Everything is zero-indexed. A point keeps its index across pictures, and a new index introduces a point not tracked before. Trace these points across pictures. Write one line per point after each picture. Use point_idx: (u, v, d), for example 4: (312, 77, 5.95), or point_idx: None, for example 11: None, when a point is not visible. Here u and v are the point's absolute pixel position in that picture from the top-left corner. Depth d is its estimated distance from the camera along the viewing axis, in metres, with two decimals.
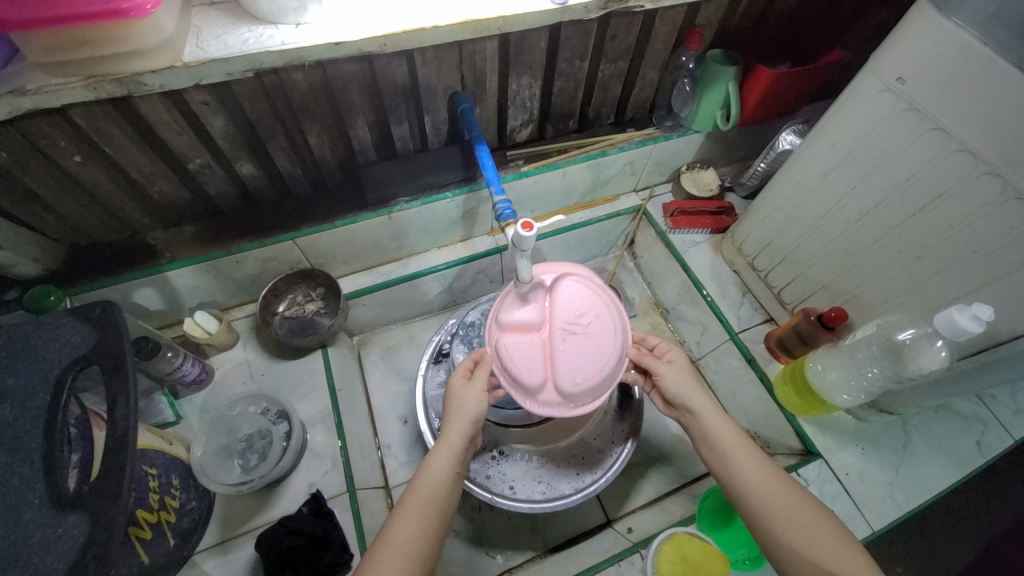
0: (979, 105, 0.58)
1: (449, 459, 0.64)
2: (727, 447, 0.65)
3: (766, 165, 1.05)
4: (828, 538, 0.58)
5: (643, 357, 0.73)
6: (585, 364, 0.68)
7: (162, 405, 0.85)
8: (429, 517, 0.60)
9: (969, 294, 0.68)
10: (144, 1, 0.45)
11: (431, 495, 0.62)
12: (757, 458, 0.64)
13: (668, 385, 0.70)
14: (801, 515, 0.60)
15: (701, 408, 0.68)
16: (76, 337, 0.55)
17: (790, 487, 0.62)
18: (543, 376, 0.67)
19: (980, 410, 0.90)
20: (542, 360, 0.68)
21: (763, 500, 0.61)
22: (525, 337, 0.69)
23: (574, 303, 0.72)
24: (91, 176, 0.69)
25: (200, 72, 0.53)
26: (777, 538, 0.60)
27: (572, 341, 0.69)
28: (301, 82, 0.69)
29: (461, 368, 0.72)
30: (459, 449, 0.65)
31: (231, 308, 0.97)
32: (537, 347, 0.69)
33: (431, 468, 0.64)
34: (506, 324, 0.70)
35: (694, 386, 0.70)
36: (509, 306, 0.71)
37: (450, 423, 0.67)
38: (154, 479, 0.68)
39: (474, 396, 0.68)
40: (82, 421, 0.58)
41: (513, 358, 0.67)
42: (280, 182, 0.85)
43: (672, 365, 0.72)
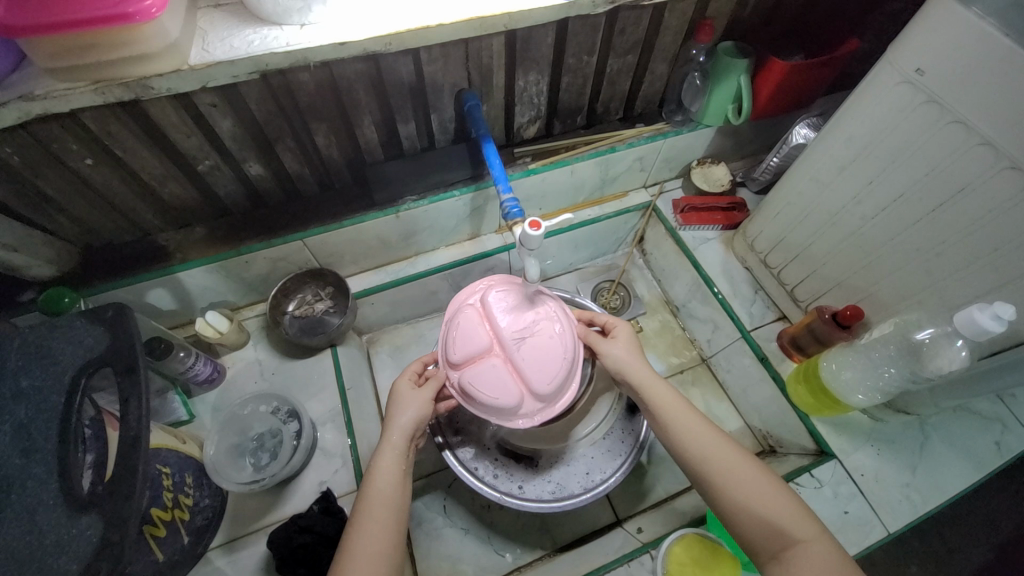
0: (1001, 98, 0.56)
1: (395, 459, 0.65)
2: (667, 413, 0.66)
3: (779, 160, 1.02)
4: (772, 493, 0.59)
5: (588, 336, 0.75)
6: (546, 363, 0.70)
7: (176, 403, 0.86)
8: (389, 518, 0.61)
9: (990, 293, 0.66)
10: (149, 4, 0.45)
11: (384, 496, 0.62)
12: (695, 421, 0.65)
13: (612, 360, 0.72)
14: (745, 472, 0.61)
15: (641, 379, 0.70)
16: (88, 339, 0.56)
17: (730, 444, 0.63)
18: (517, 392, 0.69)
19: (1000, 410, 0.88)
20: (508, 378, 0.69)
21: (705, 461, 0.62)
22: (482, 366, 0.70)
23: (511, 311, 0.73)
24: (102, 179, 0.70)
25: (206, 74, 0.53)
26: (722, 497, 0.60)
27: (524, 349, 0.70)
28: (307, 82, 0.69)
29: (408, 374, 0.75)
30: (404, 449, 0.67)
31: (242, 307, 0.98)
32: (498, 369, 0.70)
33: (378, 472, 0.64)
34: (461, 362, 0.71)
35: (635, 358, 0.72)
36: (455, 344, 0.72)
37: (389, 429, 0.68)
38: (167, 478, 0.69)
39: (416, 402, 0.70)
40: (97, 422, 0.60)
41: (482, 391, 0.69)
42: (288, 182, 0.85)
43: (615, 342, 0.74)
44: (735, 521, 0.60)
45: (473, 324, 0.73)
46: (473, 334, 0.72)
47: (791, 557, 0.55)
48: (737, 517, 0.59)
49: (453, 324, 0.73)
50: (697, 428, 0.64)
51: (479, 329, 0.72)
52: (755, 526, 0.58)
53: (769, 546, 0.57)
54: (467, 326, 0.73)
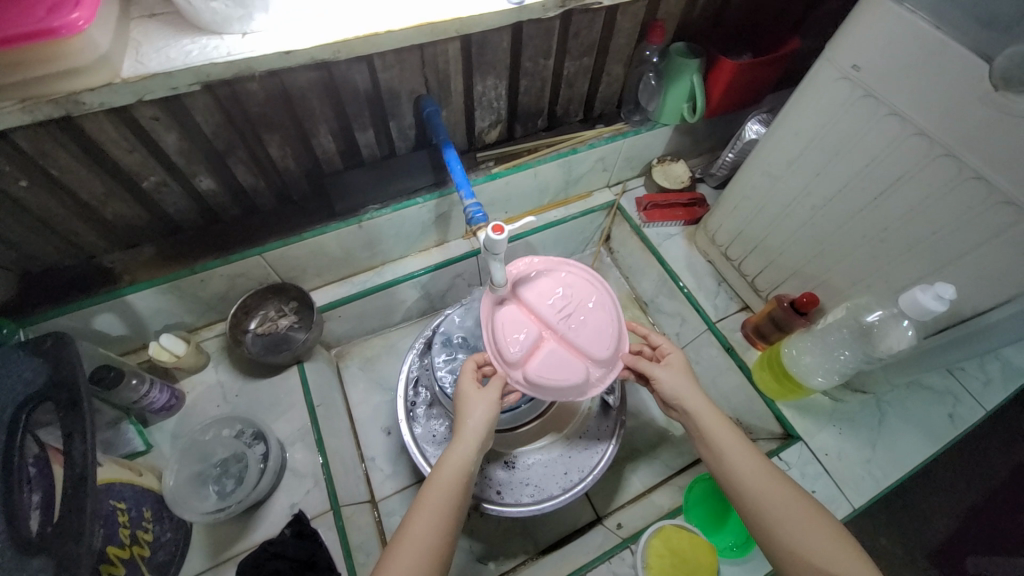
0: (930, 91, 0.60)
1: (466, 459, 0.63)
2: (724, 446, 0.65)
3: (734, 155, 1.06)
4: (829, 538, 0.57)
5: (638, 361, 0.71)
6: (598, 331, 0.71)
7: (131, 434, 0.81)
8: (445, 518, 0.59)
9: (931, 274, 0.70)
10: (76, 17, 0.43)
11: (446, 492, 0.60)
12: (754, 457, 0.64)
13: (666, 387, 0.70)
14: (801, 517, 0.59)
15: (699, 410, 0.68)
16: (27, 373, 0.52)
17: (789, 487, 0.62)
18: (583, 367, 0.69)
19: (950, 384, 0.93)
20: (570, 356, 0.70)
21: (760, 500, 0.61)
22: (541, 354, 0.69)
23: (548, 292, 0.73)
24: (37, 201, 0.65)
25: (142, 87, 0.51)
26: (776, 541, 0.59)
27: (574, 324, 0.71)
28: (256, 92, 0.66)
29: (467, 372, 0.71)
30: (475, 453, 0.64)
31: (200, 328, 0.94)
32: (556, 351, 0.69)
33: (447, 467, 0.62)
34: (518, 359, 0.69)
35: (691, 388, 0.70)
36: (506, 344, 0.69)
37: (463, 425, 0.66)
38: (123, 513, 0.66)
39: (485, 401, 0.67)
40: (40, 460, 0.56)
41: (550, 378, 0.68)
42: (243, 197, 0.82)
43: (669, 368, 0.72)
44: (785, 561, 0.58)
45: (517, 318, 0.71)
46: (519, 326, 0.70)
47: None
48: (791, 565, 0.57)
49: (497, 324, 0.70)
50: (755, 464, 0.63)
51: (523, 321, 0.71)
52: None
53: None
54: (512, 321, 0.71)
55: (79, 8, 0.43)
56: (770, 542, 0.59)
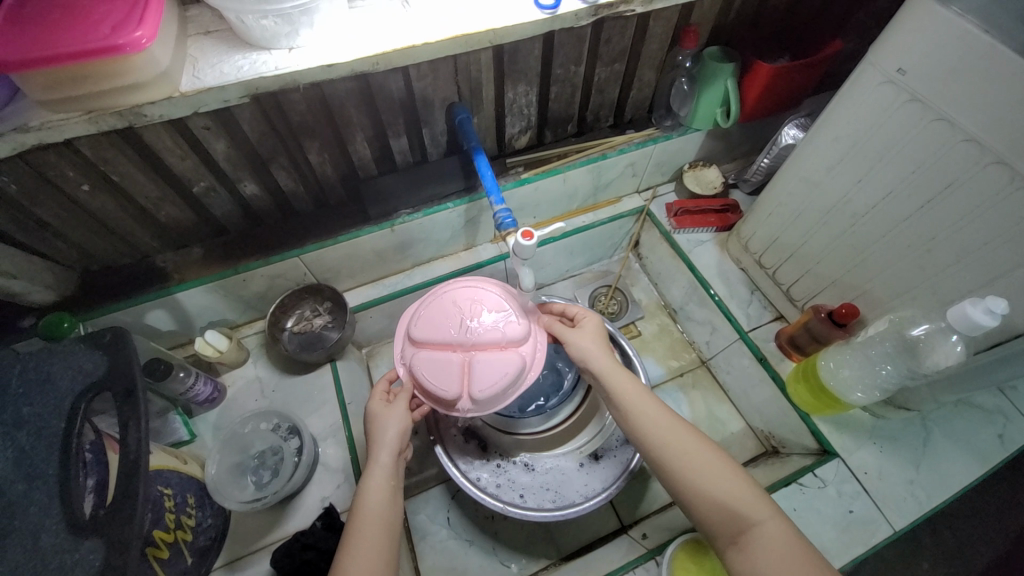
0: (983, 95, 0.57)
1: (385, 476, 0.64)
2: (626, 401, 0.66)
3: (770, 161, 1.03)
4: (726, 475, 0.58)
5: (552, 325, 0.76)
6: (497, 319, 0.74)
7: (177, 424, 0.86)
8: (379, 536, 0.60)
9: (982, 287, 0.66)
10: (139, 36, 0.46)
11: (376, 514, 0.61)
12: (653, 408, 0.65)
13: (575, 351, 0.73)
14: (700, 458, 0.60)
15: (604, 369, 0.70)
16: (88, 364, 0.56)
17: (688, 432, 0.63)
18: (510, 355, 0.71)
19: (1002, 403, 0.88)
20: (493, 354, 0.71)
21: (661, 449, 0.62)
22: (471, 371, 0.70)
23: (445, 317, 0.75)
24: (99, 204, 0.71)
25: (197, 100, 0.54)
26: (679, 486, 0.60)
27: (478, 329, 0.73)
28: (299, 101, 0.70)
29: (379, 393, 0.72)
30: (393, 466, 0.66)
31: (241, 325, 0.98)
32: (480, 358, 0.71)
33: (365, 489, 0.63)
34: (456, 392, 0.70)
35: (596, 349, 0.72)
36: (436, 387, 0.70)
37: (375, 446, 0.67)
38: (169, 499, 0.69)
39: (394, 418, 0.69)
40: (97, 446, 0.60)
41: (490, 383, 0.69)
42: (284, 201, 0.86)
43: (578, 331, 0.74)
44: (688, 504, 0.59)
45: (431, 357, 0.72)
46: (438, 362, 0.72)
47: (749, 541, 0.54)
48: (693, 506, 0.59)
49: (421, 373, 0.71)
50: (653, 414, 0.64)
51: (435, 356, 0.72)
52: (713, 517, 0.57)
53: (726, 533, 0.56)
54: (428, 364, 0.72)
55: (142, 27, 0.46)
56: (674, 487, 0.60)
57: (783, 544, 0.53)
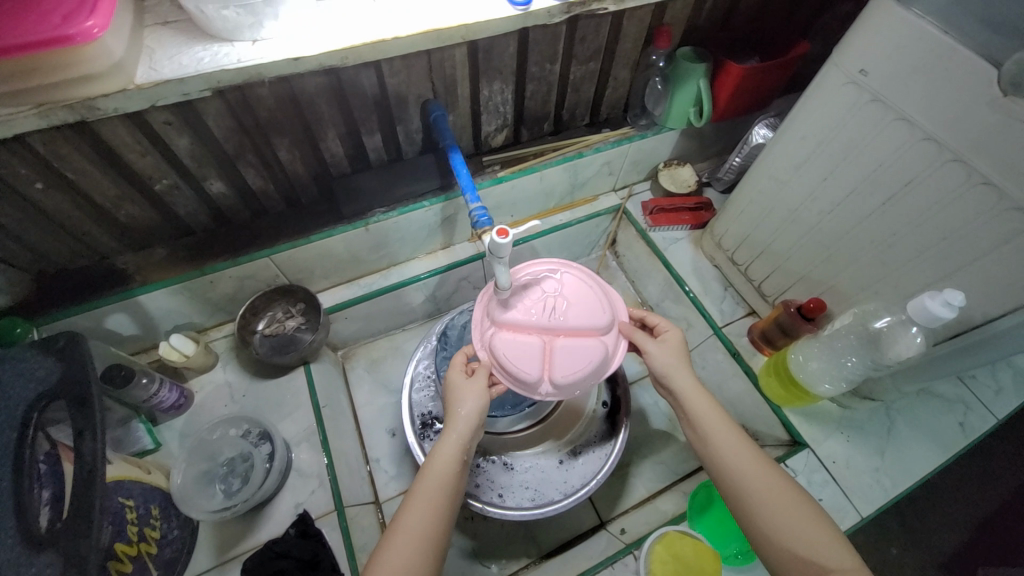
0: (940, 95, 0.59)
1: (458, 449, 0.63)
2: (711, 428, 0.65)
3: (741, 159, 1.06)
4: (810, 520, 0.57)
5: (634, 333, 0.73)
6: (583, 306, 0.74)
7: (141, 432, 0.83)
8: (438, 504, 0.59)
9: (940, 280, 0.69)
10: (91, 25, 0.44)
11: (439, 485, 0.60)
12: (738, 438, 0.63)
13: (655, 363, 0.70)
14: (784, 500, 0.58)
15: (686, 390, 0.68)
16: (40, 371, 0.54)
17: (773, 470, 0.61)
18: (595, 346, 0.71)
19: (961, 392, 0.92)
20: (579, 342, 0.71)
21: (742, 481, 0.61)
22: (557, 357, 0.70)
23: (527, 299, 0.73)
24: (52, 203, 0.67)
25: (155, 93, 0.52)
26: (759, 522, 0.58)
27: (563, 315, 0.72)
28: (266, 97, 0.68)
29: (457, 366, 0.72)
30: (468, 439, 0.65)
31: (209, 329, 0.95)
32: (566, 345, 0.71)
33: (439, 456, 0.63)
34: (541, 377, 0.69)
35: (680, 367, 0.70)
36: (521, 369, 0.69)
37: (454, 413, 0.66)
38: (131, 511, 0.67)
39: (474, 392, 0.68)
40: (52, 456, 0.57)
41: (576, 372, 0.69)
42: (253, 200, 0.83)
43: (662, 345, 0.72)
44: (766, 542, 0.58)
45: (514, 338, 0.71)
46: (521, 344, 0.71)
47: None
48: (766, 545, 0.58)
49: (503, 353, 0.70)
50: (739, 445, 0.63)
51: (520, 339, 0.71)
52: (789, 561, 0.55)
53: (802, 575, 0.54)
54: (513, 346, 0.70)
55: (94, 17, 0.44)
56: (753, 522, 0.59)
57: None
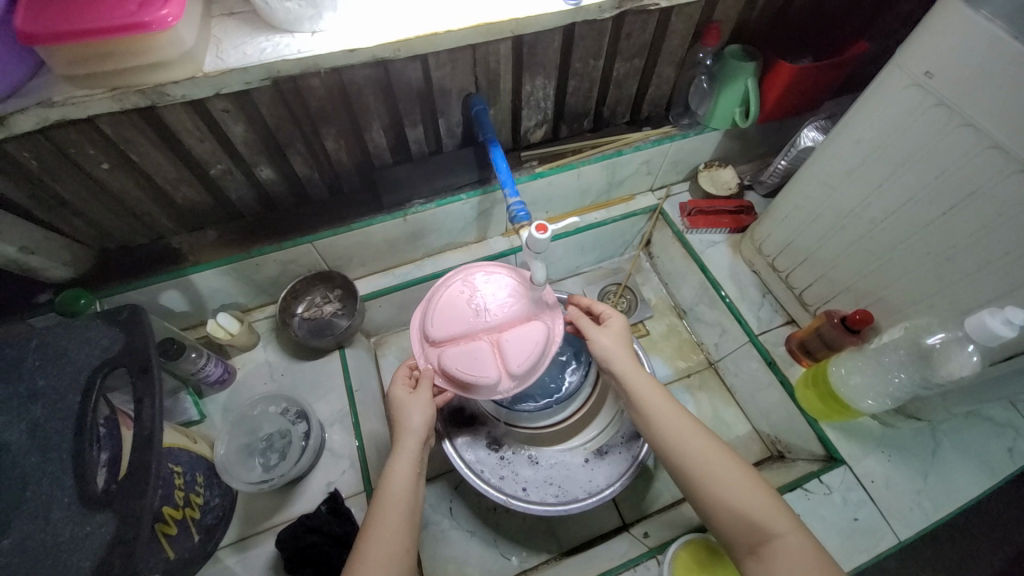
0: (1014, 101, 0.55)
1: (411, 460, 0.65)
2: (646, 406, 0.67)
3: (787, 163, 1.02)
4: (747, 484, 0.59)
5: (579, 319, 0.78)
6: (508, 295, 0.77)
7: (188, 404, 0.88)
8: (401, 515, 0.61)
9: (1002, 297, 0.65)
10: (166, 14, 0.46)
11: (400, 497, 0.62)
12: (671, 413, 0.66)
13: (599, 349, 0.74)
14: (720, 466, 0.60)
15: (624, 372, 0.71)
16: (104, 340, 0.57)
17: (710, 441, 0.63)
18: (531, 327, 0.74)
19: (1013, 416, 0.87)
20: (516, 328, 0.74)
21: (682, 453, 0.62)
22: (502, 350, 0.73)
23: (460, 311, 0.76)
24: (118, 183, 0.71)
25: (220, 81, 0.54)
26: (698, 492, 0.60)
27: (493, 310, 0.75)
28: (318, 87, 0.70)
29: (399, 380, 0.74)
30: (418, 453, 0.67)
31: (252, 309, 0.99)
32: (507, 336, 0.74)
33: (392, 471, 0.64)
34: (495, 374, 0.72)
35: (619, 349, 0.73)
36: (474, 374, 0.71)
37: (402, 431, 0.68)
38: (179, 476, 0.70)
39: (419, 404, 0.70)
40: (111, 421, 0.61)
41: (525, 356, 0.72)
42: (299, 187, 0.86)
43: (605, 329, 0.76)
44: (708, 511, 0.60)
45: (458, 350, 0.73)
46: (466, 353, 0.73)
47: (770, 554, 0.54)
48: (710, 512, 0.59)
49: (454, 368, 0.72)
50: (672, 419, 0.65)
51: (462, 347, 0.73)
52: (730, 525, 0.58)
53: (745, 541, 0.56)
54: (459, 356, 0.73)
55: (168, 6, 0.46)
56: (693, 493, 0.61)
57: (803, 556, 0.53)
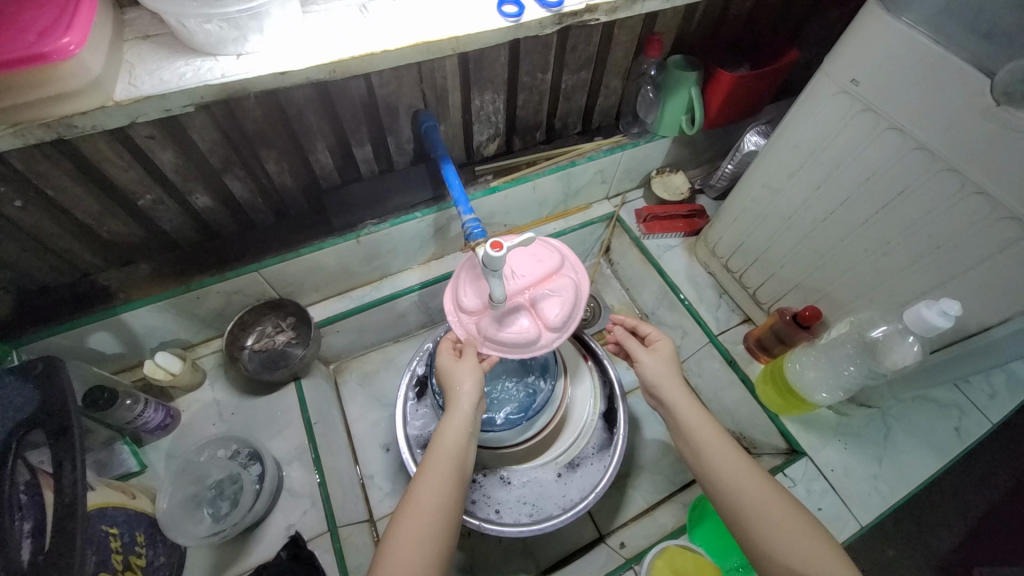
0: (932, 105, 0.59)
1: (464, 422, 0.65)
2: (700, 437, 0.65)
3: (734, 166, 1.06)
4: (803, 525, 0.56)
5: (627, 339, 0.76)
6: (535, 256, 0.77)
7: (126, 454, 0.80)
8: (451, 474, 0.61)
9: (936, 288, 0.69)
10: (67, 42, 0.42)
11: (451, 456, 0.62)
12: (728, 447, 0.63)
13: (646, 372, 0.72)
14: (777, 506, 0.58)
15: (676, 401, 0.69)
16: (16, 399, 0.51)
17: (767, 480, 0.60)
18: (561, 280, 0.75)
19: (957, 397, 0.92)
20: (546, 284, 0.74)
21: (736, 492, 0.60)
22: (539, 306, 0.72)
23: (490, 276, 0.75)
24: (31, 221, 0.65)
25: (135, 110, 0.50)
26: (752, 534, 0.57)
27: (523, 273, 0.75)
28: (253, 109, 0.66)
29: (445, 349, 0.72)
30: (472, 416, 0.66)
31: (196, 345, 0.93)
32: (541, 293, 0.73)
33: (446, 431, 0.64)
34: (540, 329, 0.71)
35: (671, 378, 0.71)
36: (519, 334, 0.70)
37: (456, 392, 0.67)
38: (115, 539, 0.65)
39: (468, 372, 0.68)
40: (32, 486, 0.54)
41: (562, 307, 0.72)
42: (240, 212, 0.82)
43: (654, 354, 0.74)
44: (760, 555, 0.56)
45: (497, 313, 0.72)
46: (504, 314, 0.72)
47: None
48: (761, 559, 0.56)
49: (494, 330, 0.71)
50: (730, 454, 0.63)
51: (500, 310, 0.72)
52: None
53: None
54: (501, 319, 0.72)
55: (70, 33, 0.42)
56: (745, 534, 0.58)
57: None
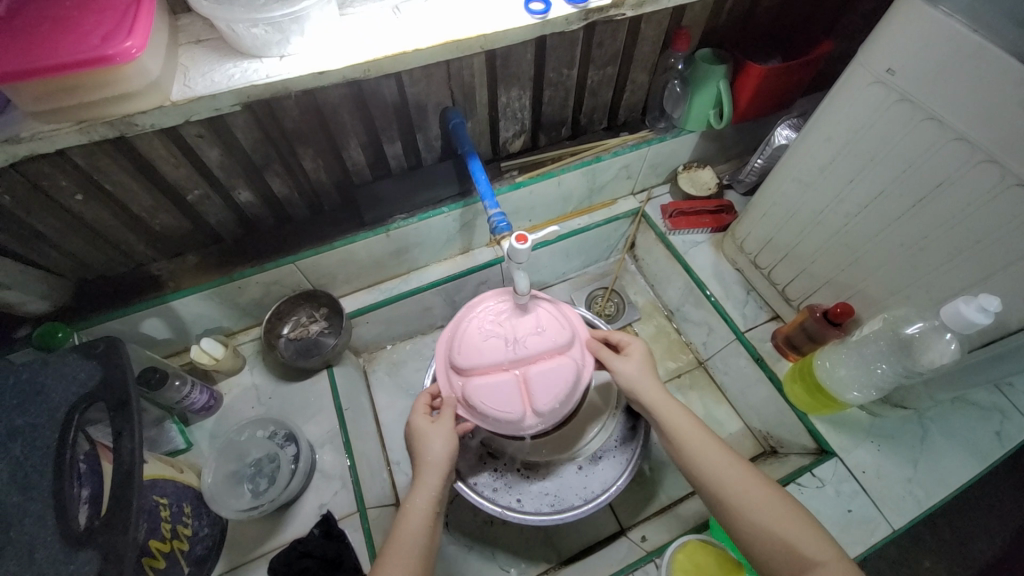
0: (972, 94, 0.57)
1: (430, 496, 0.65)
2: (682, 437, 0.67)
3: (764, 160, 1.04)
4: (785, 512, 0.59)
5: (600, 351, 0.76)
6: (544, 328, 0.76)
7: (173, 432, 0.86)
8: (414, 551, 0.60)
9: (976, 284, 0.66)
10: (129, 46, 0.46)
11: (415, 530, 0.62)
12: (707, 442, 0.66)
13: (622, 378, 0.73)
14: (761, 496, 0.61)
15: (652, 403, 0.71)
16: (81, 373, 0.56)
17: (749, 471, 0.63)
18: (563, 364, 0.74)
19: (998, 400, 0.88)
20: (547, 366, 0.74)
21: (721, 487, 0.62)
22: (531, 386, 0.73)
23: (491, 341, 0.75)
24: (93, 213, 0.71)
25: (189, 109, 0.54)
26: (742, 523, 0.60)
27: (528, 345, 0.75)
28: (292, 108, 0.70)
29: (421, 409, 0.73)
30: (439, 487, 0.66)
31: (237, 332, 0.98)
32: (538, 374, 0.73)
33: (412, 505, 0.64)
34: (524, 412, 0.72)
35: (645, 379, 0.72)
36: (503, 410, 0.71)
37: (423, 461, 0.67)
38: (165, 508, 0.70)
39: (441, 435, 0.69)
40: (92, 456, 0.60)
41: (553, 395, 0.72)
42: (279, 207, 0.86)
43: (627, 359, 0.75)
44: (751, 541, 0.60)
45: (486, 383, 0.72)
46: (495, 386, 0.72)
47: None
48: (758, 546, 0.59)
49: (479, 401, 0.72)
50: (710, 449, 0.65)
51: (491, 381, 0.73)
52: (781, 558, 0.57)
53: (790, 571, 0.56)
54: (489, 391, 0.72)
55: (132, 37, 0.46)
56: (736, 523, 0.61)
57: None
